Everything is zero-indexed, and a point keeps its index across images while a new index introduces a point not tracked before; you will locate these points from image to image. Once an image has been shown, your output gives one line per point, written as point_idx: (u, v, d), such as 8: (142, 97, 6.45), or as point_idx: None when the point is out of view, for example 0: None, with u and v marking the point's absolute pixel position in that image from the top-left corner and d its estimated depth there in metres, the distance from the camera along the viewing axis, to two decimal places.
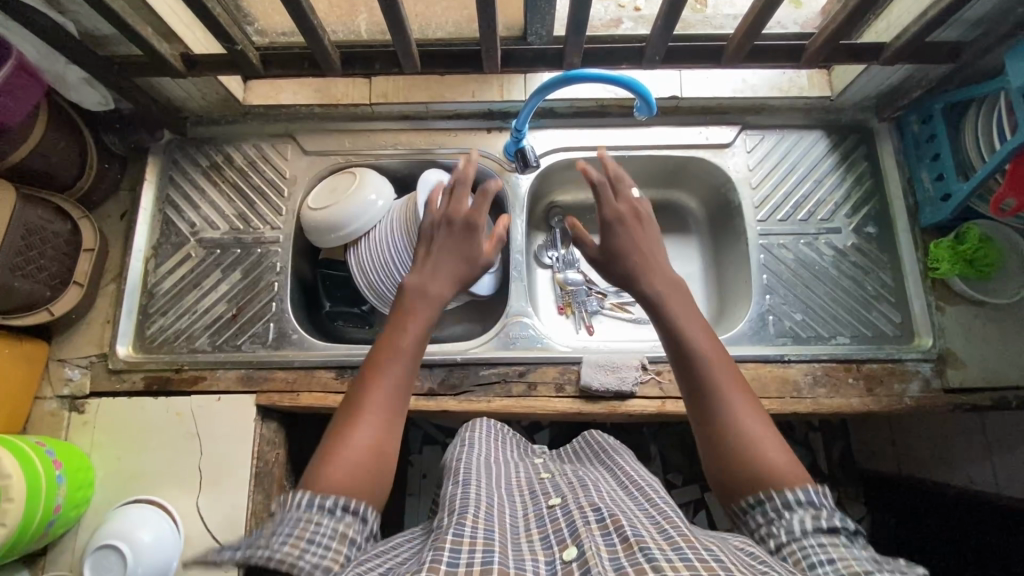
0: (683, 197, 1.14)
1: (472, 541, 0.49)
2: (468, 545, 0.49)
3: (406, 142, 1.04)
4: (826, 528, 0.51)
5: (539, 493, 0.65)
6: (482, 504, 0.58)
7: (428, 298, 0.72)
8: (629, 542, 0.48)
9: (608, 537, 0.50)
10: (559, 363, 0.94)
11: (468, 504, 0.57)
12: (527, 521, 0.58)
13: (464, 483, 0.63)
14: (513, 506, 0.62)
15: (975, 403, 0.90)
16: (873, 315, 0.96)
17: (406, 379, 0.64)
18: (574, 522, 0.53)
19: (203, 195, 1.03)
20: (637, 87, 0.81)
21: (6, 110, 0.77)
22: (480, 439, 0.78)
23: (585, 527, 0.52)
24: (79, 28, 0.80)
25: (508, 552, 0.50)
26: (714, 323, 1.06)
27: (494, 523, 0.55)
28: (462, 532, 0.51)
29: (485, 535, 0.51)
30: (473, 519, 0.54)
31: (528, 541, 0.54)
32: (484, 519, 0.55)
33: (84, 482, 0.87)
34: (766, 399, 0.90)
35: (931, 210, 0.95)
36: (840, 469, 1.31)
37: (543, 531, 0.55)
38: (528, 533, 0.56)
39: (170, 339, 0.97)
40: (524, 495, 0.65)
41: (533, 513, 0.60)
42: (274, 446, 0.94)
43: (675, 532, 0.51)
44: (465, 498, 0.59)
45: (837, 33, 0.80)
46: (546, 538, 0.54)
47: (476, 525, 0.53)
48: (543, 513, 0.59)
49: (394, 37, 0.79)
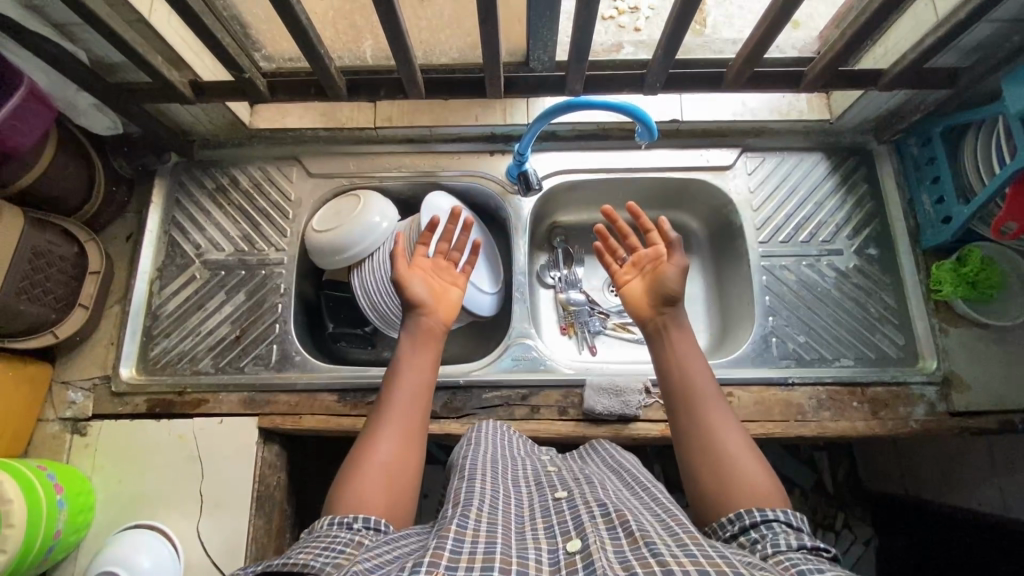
0: (685, 217, 1.14)
1: (475, 534, 0.50)
2: (471, 536, 0.49)
3: (410, 164, 1.05)
4: (810, 547, 0.50)
5: (546, 485, 0.65)
6: (488, 497, 0.58)
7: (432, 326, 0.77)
8: (634, 537, 0.49)
9: (613, 533, 0.50)
10: (561, 385, 0.93)
11: (474, 497, 0.57)
12: (531, 511, 0.59)
13: (470, 476, 0.63)
14: (519, 498, 0.62)
15: (981, 426, 0.90)
16: (876, 337, 0.96)
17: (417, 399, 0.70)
18: (579, 516, 0.53)
19: (208, 217, 1.04)
20: (639, 113, 0.83)
21: (19, 136, 0.78)
22: (487, 435, 0.77)
23: (590, 521, 0.52)
24: (90, 56, 0.81)
25: (512, 543, 0.51)
26: (717, 344, 1.06)
27: (499, 516, 0.55)
28: (465, 523, 0.51)
29: (487, 528, 0.52)
30: (477, 512, 0.54)
31: (531, 530, 0.54)
32: (488, 512, 0.55)
33: (84, 505, 0.87)
34: (770, 423, 0.90)
35: (931, 232, 0.96)
36: (846, 489, 1.30)
37: (548, 521, 0.55)
38: (531, 522, 0.56)
39: (174, 360, 0.97)
40: (530, 487, 0.65)
41: (537, 505, 0.60)
42: (276, 470, 0.94)
43: (680, 529, 0.52)
44: (470, 492, 0.58)
45: (836, 61, 0.81)
46: (550, 527, 0.54)
47: (479, 518, 0.53)
48: (548, 504, 0.59)
49: (399, 65, 0.81)
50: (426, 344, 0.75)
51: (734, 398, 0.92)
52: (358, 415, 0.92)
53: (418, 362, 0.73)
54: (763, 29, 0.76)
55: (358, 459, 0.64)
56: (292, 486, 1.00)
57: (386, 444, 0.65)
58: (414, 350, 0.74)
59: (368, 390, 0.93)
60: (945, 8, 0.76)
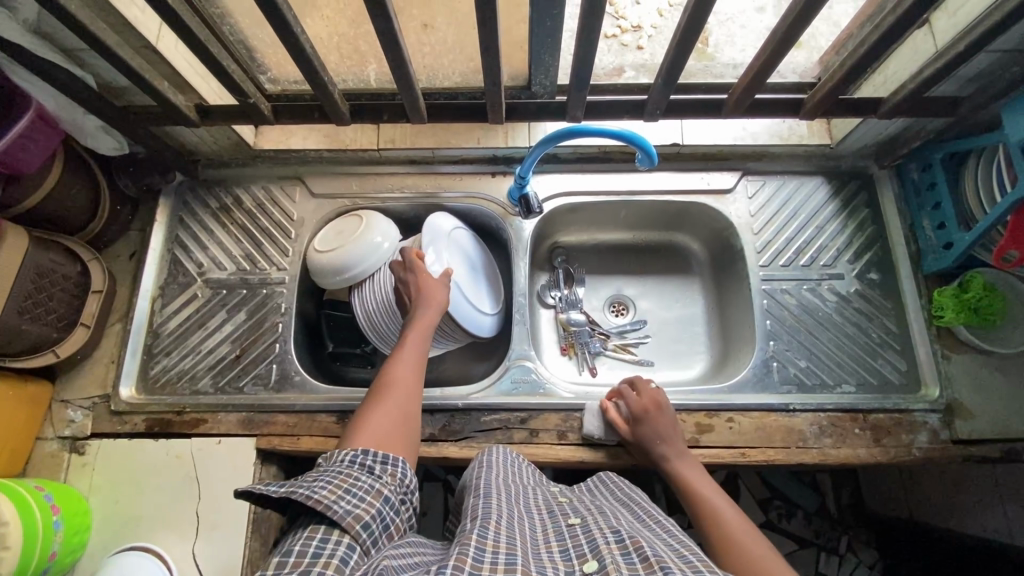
0: (686, 239, 1.14)
1: (496, 545, 0.51)
2: (492, 546, 0.51)
3: (412, 186, 1.05)
4: None
5: (558, 513, 0.65)
6: (504, 512, 0.59)
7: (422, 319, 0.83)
8: (649, 561, 0.49)
9: (628, 558, 0.50)
10: (561, 409, 0.93)
11: (492, 510, 0.58)
12: (545, 534, 0.58)
13: (485, 493, 0.63)
14: (533, 521, 0.62)
15: (985, 455, 0.89)
16: (878, 362, 0.95)
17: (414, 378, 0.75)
18: (595, 539, 0.54)
19: (211, 236, 1.04)
20: (638, 139, 0.83)
21: (27, 158, 0.79)
22: (497, 460, 0.76)
23: (605, 546, 0.52)
24: (98, 80, 0.83)
25: (529, 559, 0.51)
26: (718, 367, 1.06)
27: (515, 530, 0.56)
28: (486, 534, 0.52)
29: (507, 540, 0.53)
30: (496, 524, 0.55)
31: (547, 551, 0.54)
32: (506, 525, 0.56)
33: (81, 526, 0.86)
34: (771, 449, 0.89)
35: (933, 257, 0.95)
36: (850, 513, 1.28)
37: (563, 544, 0.56)
38: (547, 543, 0.56)
39: (174, 379, 0.97)
40: (543, 513, 0.65)
41: (551, 529, 0.60)
42: (273, 491, 0.94)
43: (694, 557, 0.52)
44: (487, 506, 0.59)
45: (836, 89, 0.81)
46: (565, 549, 0.54)
47: (498, 529, 0.54)
48: (562, 529, 0.59)
49: (401, 91, 0.82)
50: (420, 326, 0.82)
51: (735, 423, 0.91)
52: None
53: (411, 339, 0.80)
54: (763, 60, 0.76)
55: (362, 418, 0.68)
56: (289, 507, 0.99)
57: (388, 408, 0.69)
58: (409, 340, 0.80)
59: None
60: (944, 39, 0.77)
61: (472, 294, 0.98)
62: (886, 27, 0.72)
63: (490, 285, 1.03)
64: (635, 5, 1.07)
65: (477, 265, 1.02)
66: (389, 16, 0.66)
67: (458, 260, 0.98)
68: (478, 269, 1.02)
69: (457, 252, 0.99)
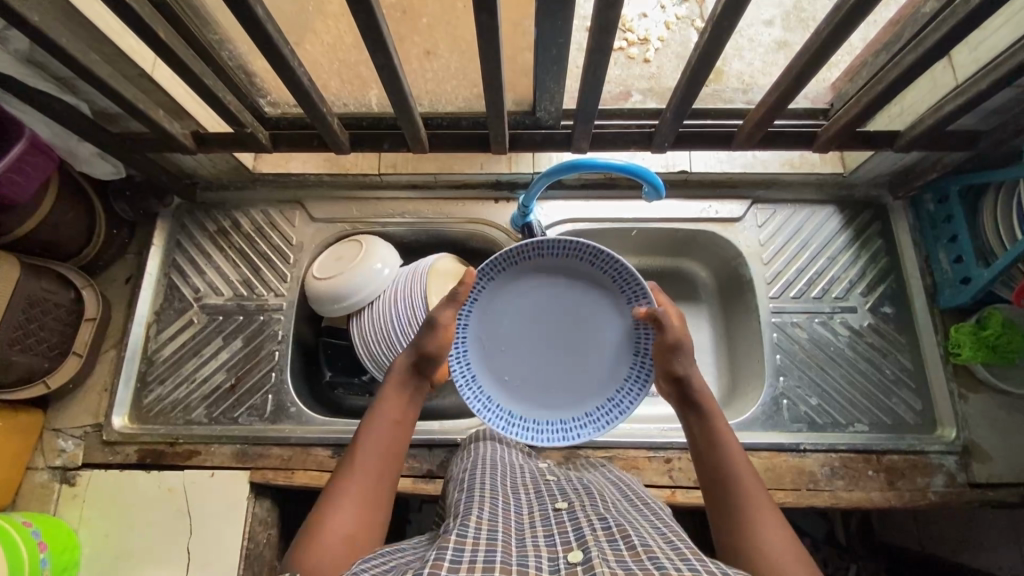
0: (693, 266, 1.11)
1: (475, 543, 0.48)
2: (471, 544, 0.47)
3: (414, 211, 1.03)
4: None
5: (545, 493, 0.62)
6: (487, 505, 0.56)
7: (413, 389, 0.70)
8: (636, 550, 0.46)
9: (614, 544, 0.48)
10: (564, 446, 0.91)
11: (474, 506, 0.55)
12: (531, 518, 0.56)
13: (469, 488, 0.60)
14: (518, 504, 0.59)
15: (1002, 499, 0.87)
16: (892, 401, 0.92)
17: (388, 466, 0.63)
18: (581, 527, 0.51)
19: (208, 260, 1.02)
20: (645, 173, 0.81)
21: (17, 188, 0.77)
22: (489, 446, 0.75)
23: (592, 534, 0.50)
24: (92, 107, 0.81)
25: (512, 551, 0.48)
26: (726, 400, 1.03)
27: (498, 523, 0.53)
28: (465, 533, 0.49)
29: (488, 536, 0.49)
30: (478, 520, 0.52)
31: (532, 537, 0.52)
32: (488, 519, 0.53)
33: (68, 562, 0.84)
34: (780, 491, 0.87)
35: (949, 292, 0.92)
36: (860, 541, 1.19)
37: (549, 529, 0.53)
38: (532, 529, 0.53)
39: (167, 409, 0.95)
40: (530, 494, 0.62)
41: (537, 512, 0.57)
42: (267, 526, 0.92)
43: (682, 543, 0.50)
44: (469, 502, 0.56)
45: (852, 122, 0.79)
46: (550, 536, 0.51)
47: (480, 525, 0.51)
48: (548, 513, 0.56)
49: (403, 122, 0.80)
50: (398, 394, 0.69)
51: None
52: None
53: (385, 407, 0.68)
54: (775, 96, 0.74)
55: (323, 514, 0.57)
56: (283, 540, 0.97)
57: (353, 501, 0.58)
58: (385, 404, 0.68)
59: None
60: (966, 73, 0.75)
61: (575, 346, 0.82)
62: (906, 64, 0.69)
63: (495, 356, 0.81)
64: (643, 17, 1.06)
65: (520, 315, 0.81)
66: (387, 50, 0.64)
67: (564, 298, 0.81)
68: (518, 322, 0.81)
69: (563, 289, 0.81)
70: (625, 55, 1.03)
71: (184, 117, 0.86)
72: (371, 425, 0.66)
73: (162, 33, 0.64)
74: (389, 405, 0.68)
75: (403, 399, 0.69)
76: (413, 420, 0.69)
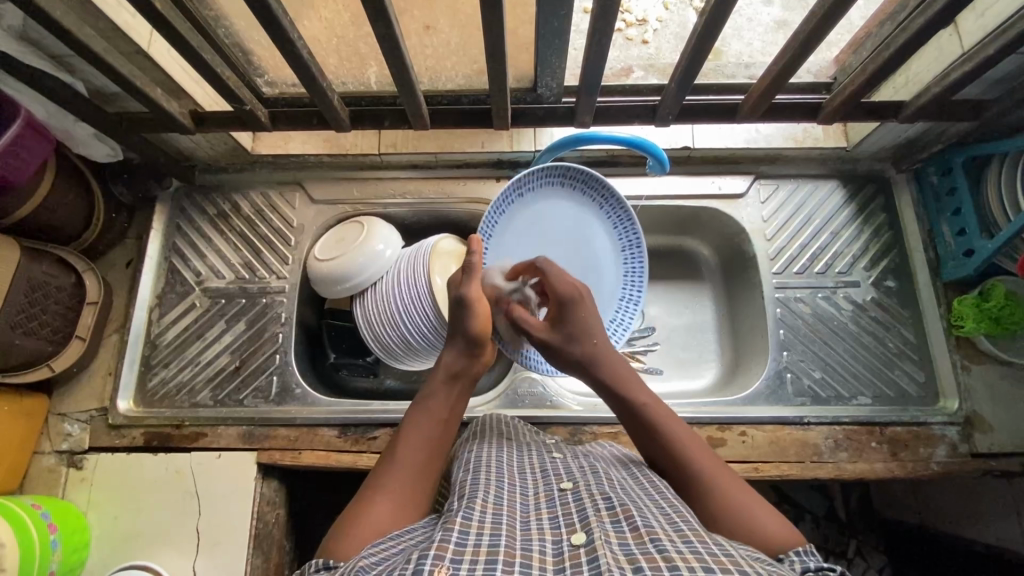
0: (695, 243, 1.10)
1: (481, 526, 0.48)
2: (476, 527, 0.48)
3: (415, 191, 1.03)
4: None
5: (551, 472, 0.62)
6: (492, 487, 0.56)
7: (461, 379, 0.71)
8: (639, 532, 0.47)
9: (618, 526, 0.48)
10: (569, 423, 0.91)
11: (480, 488, 0.55)
12: (538, 499, 0.56)
13: (474, 469, 0.61)
14: (523, 485, 0.59)
15: (1004, 468, 0.88)
16: (896, 373, 0.93)
17: (430, 457, 0.63)
18: (585, 508, 0.52)
19: (208, 243, 1.01)
20: (651, 148, 0.80)
21: (12, 169, 0.76)
22: (489, 429, 0.75)
23: (595, 515, 0.50)
24: (88, 86, 0.80)
25: (517, 534, 0.49)
26: (729, 375, 1.03)
27: (503, 505, 0.53)
28: (470, 515, 0.49)
29: (493, 519, 0.50)
30: (483, 503, 0.52)
31: (537, 519, 0.52)
32: (493, 502, 0.53)
33: (79, 543, 0.85)
34: (785, 464, 0.88)
35: (953, 265, 0.93)
36: (860, 517, 1.18)
37: (554, 511, 0.53)
38: (537, 511, 0.54)
39: (172, 392, 0.95)
40: (535, 474, 0.63)
41: (542, 493, 0.57)
42: (274, 507, 0.92)
43: (685, 525, 0.50)
44: (474, 484, 0.56)
45: (856, 94, 0.78)
46: (555, 518, 0.52)
47: (485, 509, 0.51)
48: (553, 494, 0.57)
49: (403, 97, 0.79)
50: (437, 385, 0.69)
51: (747, 437, 0.89)
52: (359, 451, 0.91)
53: (433, 402, 0.68)
54: (778, 70, 0.74)
55: (364, 498, 0.58)
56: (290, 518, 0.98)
57: (393, 485, 0.59)
58: (425, 397, 0.68)
59: (369, 425, 0.92)
60: (972, 40, 0.74)
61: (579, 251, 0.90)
62: (912, 31, 0.68)
63: None
64: None
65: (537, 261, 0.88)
66: (389, 22, 0.63)
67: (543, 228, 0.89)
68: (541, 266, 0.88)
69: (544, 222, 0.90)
70: (624, 35, 1.01)
71: (182, 96, 0.85)
72: (417, 418, 0.66)
73: (158, 5, 0.63)
74: (437, 402, 0.68)
75: (452, 399, 0.69)
76: (457, 418, 0.69)
